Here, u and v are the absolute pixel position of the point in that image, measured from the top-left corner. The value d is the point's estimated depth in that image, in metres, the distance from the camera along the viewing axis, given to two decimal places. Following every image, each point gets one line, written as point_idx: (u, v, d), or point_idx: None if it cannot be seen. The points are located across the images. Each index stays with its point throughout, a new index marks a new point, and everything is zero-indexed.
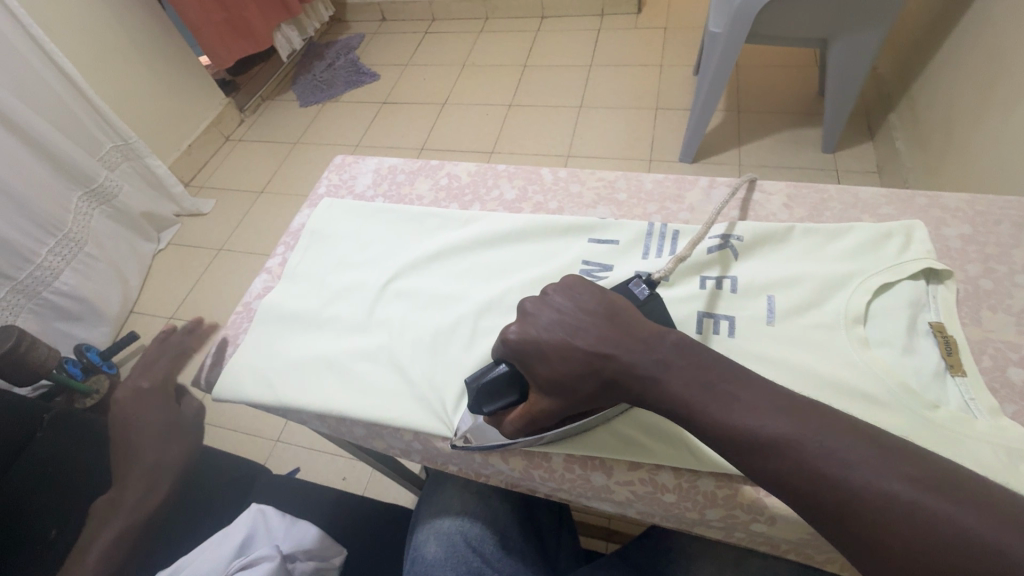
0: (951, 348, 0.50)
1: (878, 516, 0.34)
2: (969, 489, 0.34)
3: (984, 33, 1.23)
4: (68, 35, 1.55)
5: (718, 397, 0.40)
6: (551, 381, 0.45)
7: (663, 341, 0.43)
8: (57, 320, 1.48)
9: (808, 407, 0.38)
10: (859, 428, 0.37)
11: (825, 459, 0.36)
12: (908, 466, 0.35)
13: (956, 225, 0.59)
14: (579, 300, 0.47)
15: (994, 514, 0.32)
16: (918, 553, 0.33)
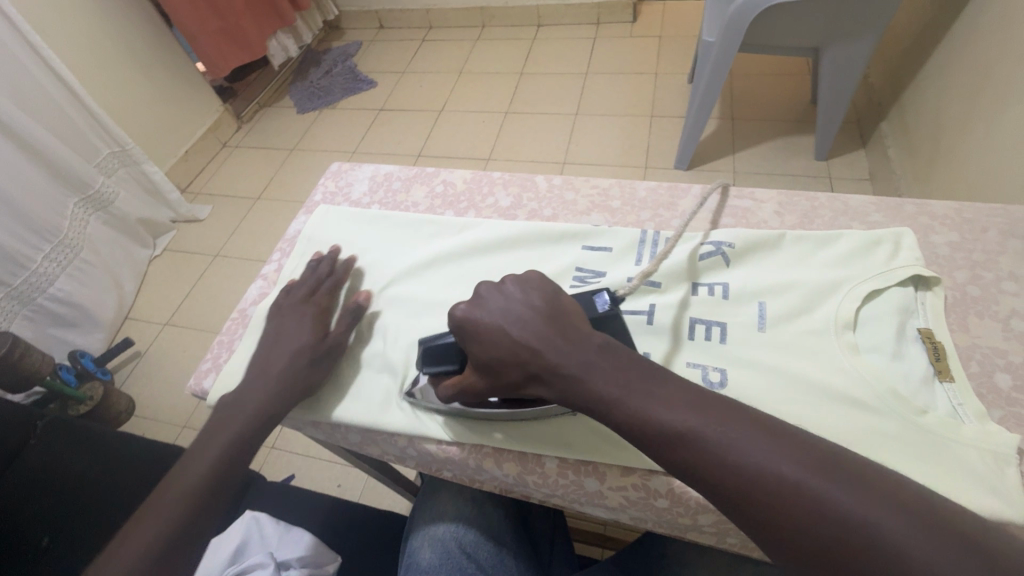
0: (940, 353, 0.50)
1: (776, 502, 0.36)
2: (858, 473, 0.36)
3: (971, 44, 1.25)
4: (65, 41, 1.56)
5: (631, 390, 0.41)
6: (482, 362, 0.46)
7: (593, 340, 0.44)
8: (52, 326, 1.48)
9: (717, 401, 0.40)
10: (762, 420, 0.39)
11: (726, 448, 0.37)
12: (801, 452, 0.37)
13: (944, 233, 0.60)
14: (529, 291, 0.48)
15: (875, 495, 0.34)
16: (810, 537, 0.35)
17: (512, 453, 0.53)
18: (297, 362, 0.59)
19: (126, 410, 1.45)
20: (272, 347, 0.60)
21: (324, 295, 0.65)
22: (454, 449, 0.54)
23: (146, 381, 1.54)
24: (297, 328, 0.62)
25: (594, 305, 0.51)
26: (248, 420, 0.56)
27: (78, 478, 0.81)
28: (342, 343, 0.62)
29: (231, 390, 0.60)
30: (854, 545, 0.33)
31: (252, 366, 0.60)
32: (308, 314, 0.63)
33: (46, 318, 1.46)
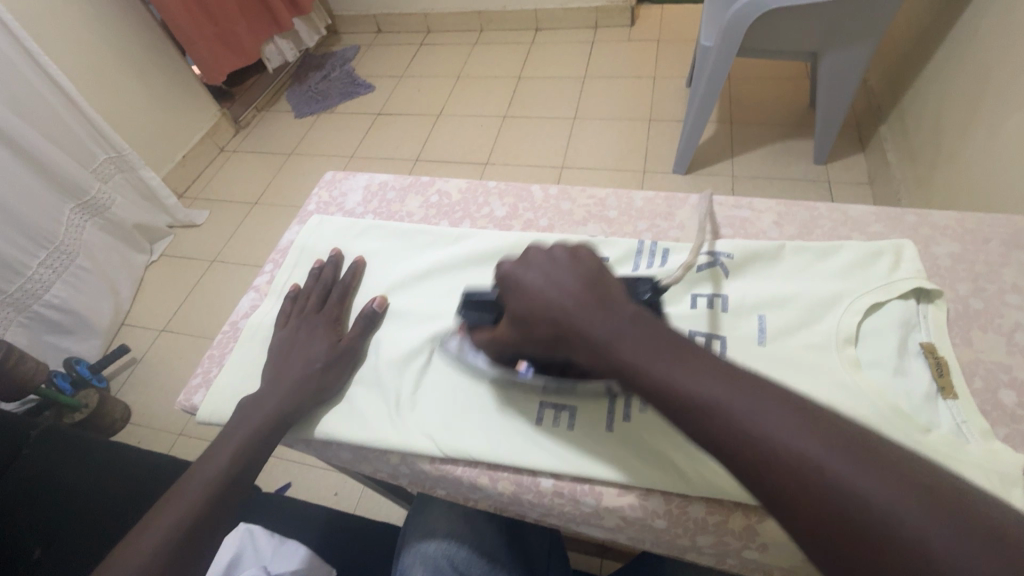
0: (943, 369, 0.49)
1: (842, 516, 0.30)
2: (961, 504, 0.29)
3: (971, 48, 1.24)
4: (61, 47, 1.55)
5: (680, 369, 0.37)
6: (517, 316, 0.45)
7: (636, 314, 0.41)
8: (47, 333, 1.46)
9: (757, 381, 0.36)
10: (810, 407, 0.34)
11: (786, 445, 0.33)
12: (887, 468, 0.31)
13: (946, 243, 0.59)
14: (578, 259, 0.45)
15: (937, 504, 0.29)
16: (882, 563, 0.29)
17: (506, 471, 0.52)
18: (310, 371, 0.58)
19: (121, 418, 1.44)
20: (286, 357, 0.60)
21: (336, 303, 0.65)
22: (449, 467, 0.53)
23: (142, 388, 1.53)
24: (310, 337, 0.61)
25: (637, 291, 0.50)
26: (247, 441, 0.54)
27: (69, 490, 0.80)
28: (353, 351, 0.61)
29: (250, 392, 0.59)
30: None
31: (268, 371, 0.59)
32: (320, 324, 0.63)
33: (41, 325, 1.45)
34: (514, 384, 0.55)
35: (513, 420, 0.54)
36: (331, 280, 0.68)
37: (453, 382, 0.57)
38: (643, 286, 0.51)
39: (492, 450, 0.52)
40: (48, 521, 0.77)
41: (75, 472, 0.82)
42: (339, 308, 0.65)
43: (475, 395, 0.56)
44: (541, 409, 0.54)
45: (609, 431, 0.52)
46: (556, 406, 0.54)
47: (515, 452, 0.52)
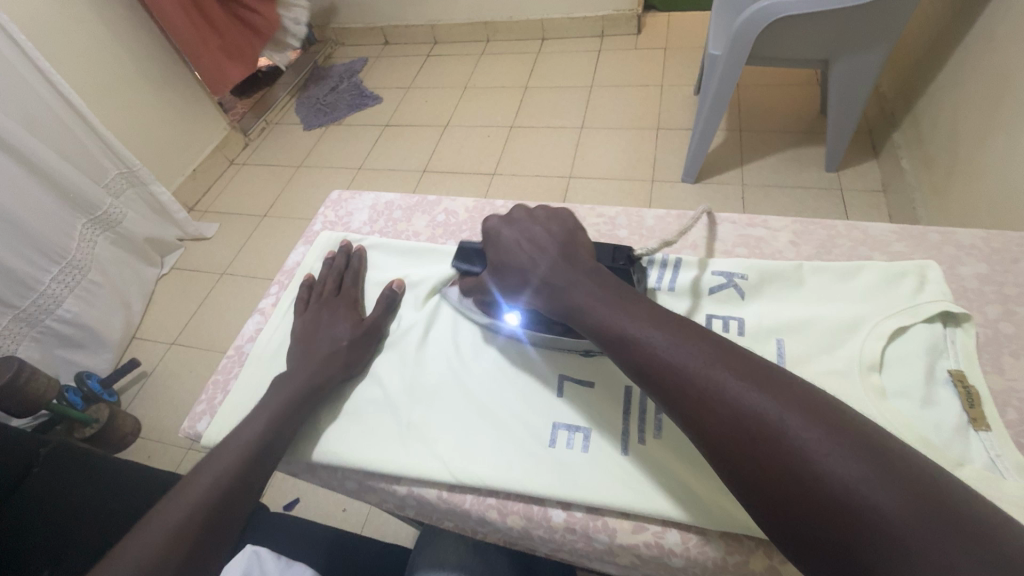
0: (974, 399, 0.47)
1: (740, 426, 0.37)
2: (839, 419, 0.36)
3: (987, 53, 1.22)
4: (73, 64, 1.57)
5: (623, 313, 0.45)
6: (495, 269, 0.55)
7: (593, 269, 0.50)
8: (59, 347, 1.47)
9: (712, 340, 0.42)
10: (761, 368, 0.40)
11: (702, 373, 0.40)
12: (781, 391, 0.38)
13: (971, 264, 0.57)
14: (552, 222, 0.55)
15: (862, 453, 0.34)
16: (769, 463, 0.36)
17: (518, 503, 0.50)
18: (337, 348, 0.60)
19: (131, 432, 1.44)
20: (310, 340, 0.61)
21: (351, 286, 0.67)
22: (458, 497, 0.52)
23: (151, 402, 1.53)
24: (334, 318, 0.63)
25: (612, 256, 0.57)
26: (241, 458, 0.50)
27: (79, 509, 0.79)
28: (376, 329, 0.63)
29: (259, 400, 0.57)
30: (812, 477, 0.34)
31: (292, 352, 0.60)
32: (341, 305, 0.64)
33: (53, 339, 1.45)
34: (527, 396, 0.56)
35: (525, 445, 0.52)
36: (344, 267, 0.70)
37: (465, 402, 0.56)
38: (620, 255, 0.57)
39: (504, 478, 0.50)
40: (55, 538, 0.75)
41: (83, 489, 0.81)
42: (359, 287, 0.68)
43: (489, 418, 0.54)
44: (562, 382, 0.56)
45: (625, 456, 0.50)
46: (570, 428, 0.52)
47: (528, 479, 0.50)
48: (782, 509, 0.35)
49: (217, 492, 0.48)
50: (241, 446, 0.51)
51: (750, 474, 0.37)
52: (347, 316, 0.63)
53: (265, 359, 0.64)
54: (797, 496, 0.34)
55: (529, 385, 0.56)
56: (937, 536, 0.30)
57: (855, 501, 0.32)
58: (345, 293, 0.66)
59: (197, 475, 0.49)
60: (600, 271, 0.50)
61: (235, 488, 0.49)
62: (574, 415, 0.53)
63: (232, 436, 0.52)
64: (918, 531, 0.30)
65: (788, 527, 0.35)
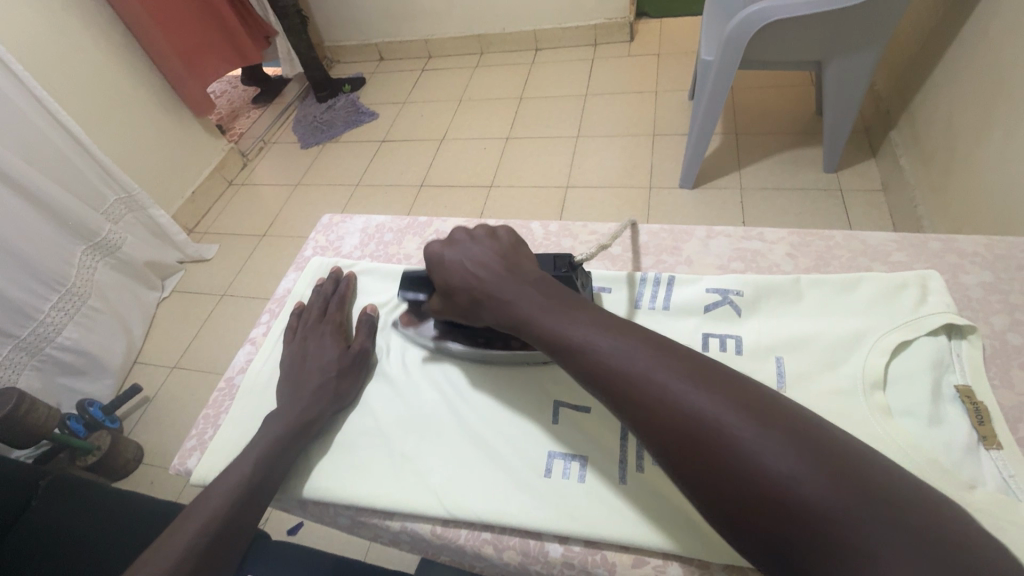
0: (983, 416, 0.45)
1: (682, 426, 0.36)
2: (780, 415, 0.34)
3: (981, 50, 1.20)
4: (70, 93, 1.57)
5: (568, 319, 0.44)
6: (442, 288, 0.53)
7: (539, 280, 0.49)
8: (60, 375, 1.46)
9: (651, 342, 0.40)
10: (701, 366, 0.38)
11: (640, 374, 0.38)
12: (724, 388, 0.36)
13: (975, 272, 0.56)
14: (493, 240, 0.53)
15: (800, 445, 0.32)
16: (708, 462, 0.34)
17: (513, 538, 0.49)
18: (326, 380, 0.58)
19: (134, 458, 1.42)
20: (298, 370, 0.60)
21: (336, 311, 0.65)
22: (452, 533, 0.50)
23: (153, 428, 1.52)
24: (321, 345, 0.61)
25: (553, 265, 0.56)
26: (229, 499, 0.49)
27: (78, 542, 0.77)
28: (364, 354, 0.61)
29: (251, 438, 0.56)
30: (755, 476, 0.32)
31: (281, 386, 0.59)
32: (326, 332, 0.63)
33: (54, 367, 1.44)
34: (522, 422, 0.54)
35: (521, 476, 0.50)
36: (330, 292, 0.68)
37: (457, 431, 0.55)
38: (562, 262, 0.57)
39: (499, 512, 0.48)
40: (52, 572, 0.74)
41: (79, 521, 0.79)
42: (345, 310, 0.66)
43: (484, 448, 0.53)
44: (557, 408, 0.54)
45: (624, 483, 0.48)
46: (566, 457, 0.51)
47: (523, 512, 0.48)
48: (726, 511, 0.34)
49: (203, 537, 0.46)
50: (227, 487, 0.49)
51: (693, 477, 0.35)
52: (331, 341, 0.62)
53: (255, 392, 0.63)
54: (743, 499, 0.33)
55: (524, 413, 0.55)
56: (873, 526, 0.29)
57: (797, 502, 0.31)
58: (330, 317, 0.65)
59: (184, 520, 0.47)
60: (546, 280, 0.49)
61: (227, 530, 0.47)
62: (570, 442, 0.52)
63: (219, 477, 0.51)
64: (855, 523, 0.30)
65: (733, 528, 0.34)
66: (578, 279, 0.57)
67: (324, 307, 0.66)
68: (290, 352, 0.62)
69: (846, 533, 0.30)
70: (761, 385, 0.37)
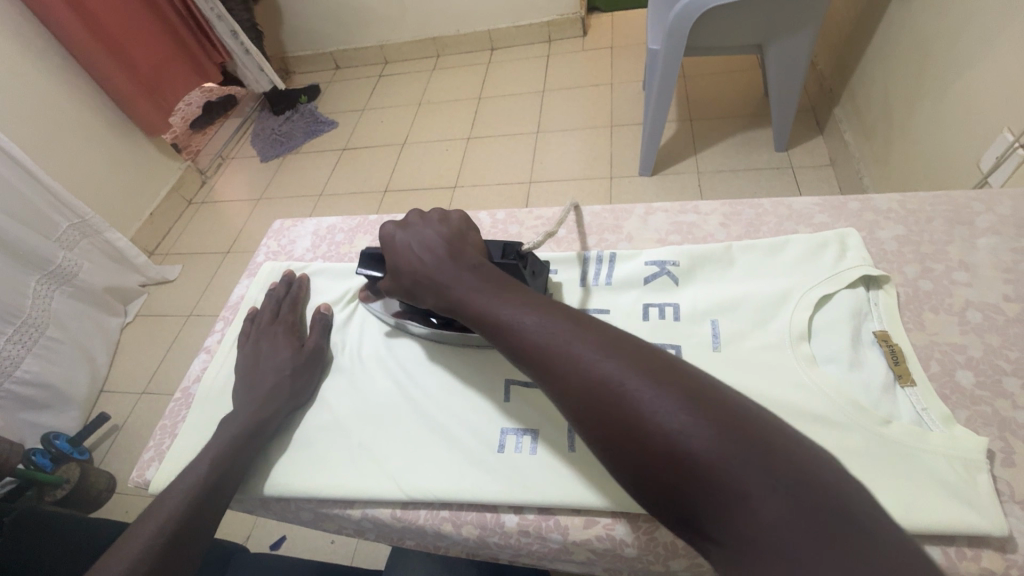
0: (898, 357, 0.49)
1: (592, 391, 0.38)
2: (682, 379, 0.36)
3: (907, 24, 1.27)
4: (12, 119, 1.52)
5: (500, 301, 0.46)
6: (391, 271, 0.55)
7: (478, 263, 0.51)
8: (22, 411, 1.40)
9: (572, 317, 0.43)
10: (617, 336, 0.40)
11: (558, 346, 0.41)
12: (633, 356, 0.38)
13: (890, 227, 0.59)
14: (444, 223, 0.55)
15: (694, 402, 0.34)
16: (615, 424, 0.36)
17: (471, 513, 0.50)
18: (281, 379, 0.59)
19: (106, 488, 1.39)
20: (253, 371, 0.60)
21: (289, 312, 0.66)
22: (412, 514, 0.51)
23: (125, 456, 1.48)
24: (274, 347, 0.62)
25: (501, 252, 0.56)
26: (186, 502, 0.49)
27: (28, 556, 0.70)
28: (319, 351, 0.62)
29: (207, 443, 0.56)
30: (653, 436, 0.35)
31: (235, 389, 0.60)
32: (279, 332, 0.63)
33: (15, 402, 1.38)
34: (475, 402, 0.56)
35: (475, 454, 0.52)
36: (283, 294, 0.69)
37: (411, 418, 0.56)
38: (510, 251, 0.56)
39: (455, 489, 0.50)
40: None
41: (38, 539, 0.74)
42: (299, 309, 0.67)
43: (439, 431, 0.54)
44: (508, 387, 0.56)
45: (572, 451, 0.50)
46: (517, 432, 0.53)
47: (477, 487, 0.50)
48: (630, 468, 0.36)
49: (161, 537, 0.46)
50: (182, 492, 0.50)
51: (603, 438, 0.37)
52: (285, 340, 0.62)
53: (211, 399, 0.63)
54: (643, 455, 0.35)
55: (477, 392, 0.56)
56: (751, 477, 0.31)
57: (686, 455, 0.33)
58: (282, 317, 0.66)
59: (140, 525, 0.47)
60: (487, 264, 0.51)
61: (185, 532, 0.47)
62: (521, 417, 0.54)
63: (176, 482, 0.51)
64: (739, 476, 0.32)
65: (637, 482, 0.36)
66: (528, 268, 0.57)
67: (278, 308, 0.67)
68: (246, 355, 0.63)
69: (726, 482, 0.32)
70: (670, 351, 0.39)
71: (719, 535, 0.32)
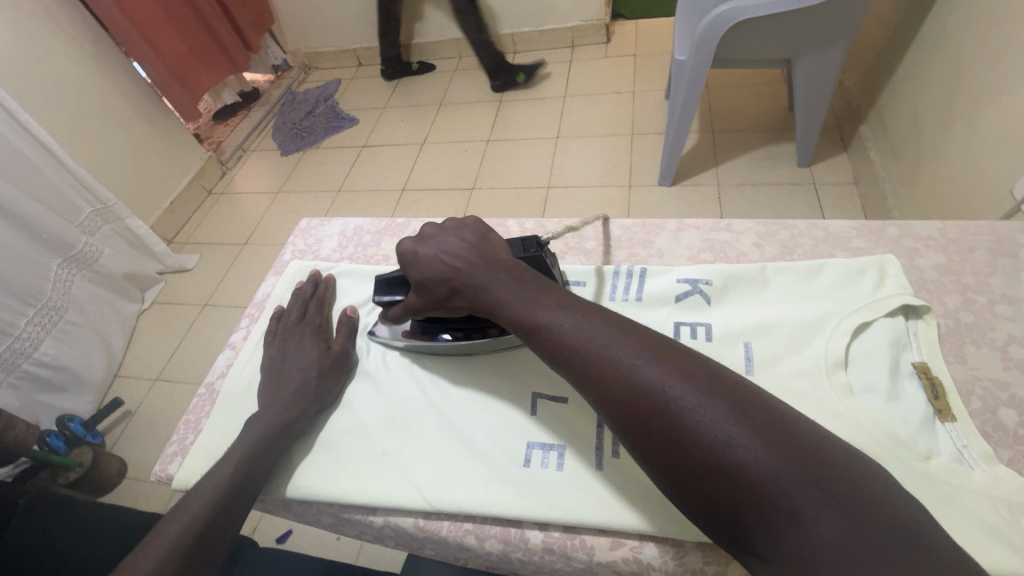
0: (938, 390, 0.48)
1: (632, 397, 0.37)
2: (727, 386, 0.36)
3: (941, 44, 1.25)
4: (42, 103, 1.55)
5: (536, 302, 0.46)
6: (418, 282, 0.55)
7: (512, 267, 0.50)
8: (39, 392, 1.42)
9: (609, 321, 0.42)
10: (656, 342, 0.40)
11: (599, 350, 0.40)
12: (674, 361, 0.38)
13: (930, 255, 0.58)
14: (463, 231, 0.55)
15: (740, 410, 0.34)
16: (657, 429, 0.36)
17: (495, 527, 0.50)
18: (307, 380, 0.59)
19: (117, 472, 1.40)
20: (279, 372, 0.60)
21: (316, 313, 0.66)
22: (434, 524, 0.51)
23: (137, 442, 1.49)
24: (301, 347, 0.62)
25: (522, 247, 0.56)
26: (213, 500, 0.49)
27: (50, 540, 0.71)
28: (344, 353, 0.62)
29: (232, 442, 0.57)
30: (699, 444, 0.34)
31: (261, 389, 0.60)
32: (306, 334, 0.63)
33: (33, 383, 1.41)
34: (501, 412, 0.55)
35: (500, 467, 0.51)
36: (311, 294, 0.69)
37: (435, 428, 0.55)
38: (530, 243, 0.56)
39: (479, 502, 0.49)
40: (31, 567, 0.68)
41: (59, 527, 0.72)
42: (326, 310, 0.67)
43: (465, 441, 0.54)
44: (534, 400, 0.55)
45: (601, 470, 0.50)
46: (544, 446, 0.52)
47: (503, 501, 0.49)
48: (673, 476, 0.35)
49: (188, 534, 0.47)
50: (207, 491, 0.50)
51: (645, 444, 0.37)
52: (313, 341, 0.62)
53: (234, 396, 0.63)
54: (686, 462, 0.34)
55: (503, 404, 0.56)
56: (802, 488, 0.31)
57: (732, 463, 0.33)
58: (308, 317, 0.66)
59: (166, 523, 0.48)
60: (519, 267, 0.50)
61: (208, 531, 0.48)
62: (548, 432, 0.53)
63: (202, 480, 0.51)
64: (787, 486, 0.31)
65: (680, 493, 0.35)
66: (548, 258, 0.58)
67: (304, 308, 0.67)
68: (273, 354, 0.63)
69: (776, 494, 0.31)
70: (712, 358, 0.39)
71: (768, 549, 0.32)
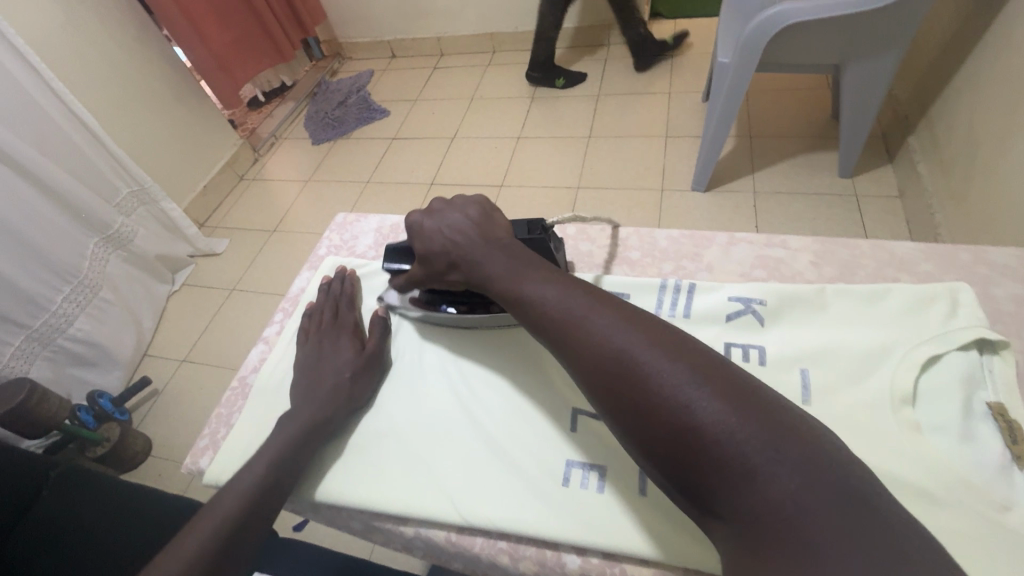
0: (1017, 434, 0.44)
1: (604, 362, 0.39)
2: (695, 354, 0.37)
3: (1005, 54, 1.18)
4: (86, 84, 1.58)
5: (523, 275, 0.47)
6: (419, 253, 0.55)
7: (508, 244, 0.51)
8: (71, 366, 1.46)
9: (588, 293, 0.43)
10: (631, 313, 0.41)
11: (575, 319, 0.42)
12: (645, 330, 0.39)
13: (1006, 285, 0.54)
14: (470, 206, 0.54)
15: (704, 375, 0.35)
16: (625, 392, 0.37)
17: (530, 548, 0.48)
18: (341, 382, 0.58)
19: (142, 450, 1.42)
20: (312, 371, 0.59)
21: (349, 312, 0.65)
22: (468, 540, 0.50)
23: (162, 421, 1.52)
24: (334, 347, 0.61)
25: (527, 229, 0.56)
26: (244, 498, 0.49)
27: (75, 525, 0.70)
28: (377, 355, 0.61)
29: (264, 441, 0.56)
30: (664, 406, 0.35)
31: (293, 388, 0.59)
32: (341, 333, 0.62)
33: (65, 358, 1.44)
34: (538, 424, 0.53)
35: (536, 484, 0.50)
36: (343, 291, 0.68)
37: (470, 437, 0.54)
38: (535, 226, 0.56)
39: (516, 520, 0.48)
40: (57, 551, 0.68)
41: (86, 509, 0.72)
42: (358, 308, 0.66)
43: (501, 454, 0.52)
44: (574, 416, 0.53)
45: (642, 495, 0.47)
46: (584, 466, 0.50)
47: (539, 522, 0.47)
48: (640, 438, 0.37)
49: (220, 535, 0.46)
50: (238, 491, 0.49)
51: (615, 408, 0.38)
52: (346, 339, 0.61)
53: (266, 394, 0.62)
54: (651, 424, 0.36)
55: (540, 419, 0.54)
56: (757, 449, 0.32)
57: (693, 423, 0.34)
58: (340, 315, 0.65)
59: (197, 522, 0.47)
60: (518, 246, 0.51)
61: (238, 530, 0.47)
62: (587, 451, 0.51)
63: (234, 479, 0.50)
64: (743, 446, 0.32)
65: (647, 455, 0.37)
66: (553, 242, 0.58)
67: (336, 305, 0.66)
68: (305, 351, 0.62)
69: (733, 453, 0.32)
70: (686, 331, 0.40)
71: (728, 510, 0.33)
